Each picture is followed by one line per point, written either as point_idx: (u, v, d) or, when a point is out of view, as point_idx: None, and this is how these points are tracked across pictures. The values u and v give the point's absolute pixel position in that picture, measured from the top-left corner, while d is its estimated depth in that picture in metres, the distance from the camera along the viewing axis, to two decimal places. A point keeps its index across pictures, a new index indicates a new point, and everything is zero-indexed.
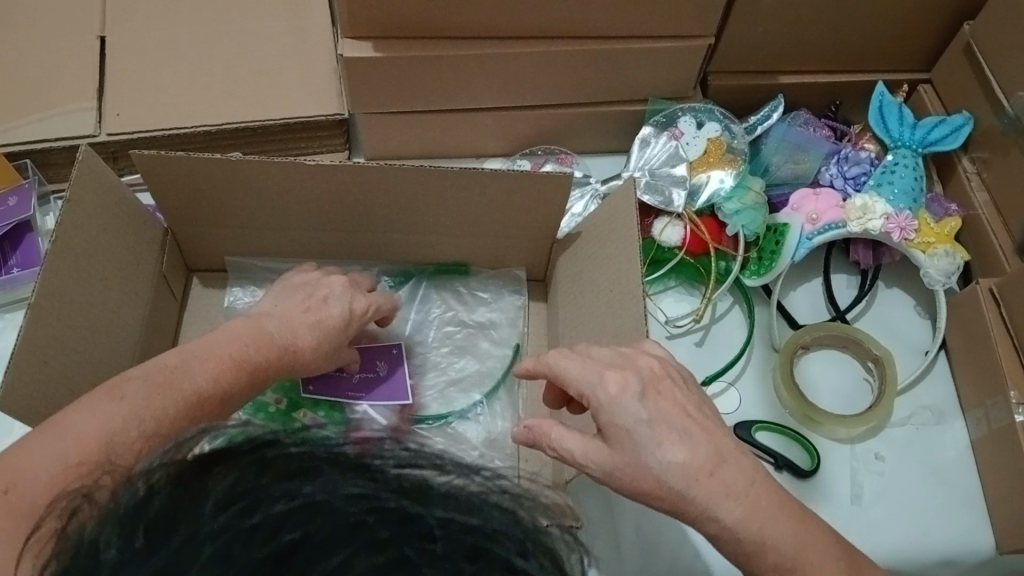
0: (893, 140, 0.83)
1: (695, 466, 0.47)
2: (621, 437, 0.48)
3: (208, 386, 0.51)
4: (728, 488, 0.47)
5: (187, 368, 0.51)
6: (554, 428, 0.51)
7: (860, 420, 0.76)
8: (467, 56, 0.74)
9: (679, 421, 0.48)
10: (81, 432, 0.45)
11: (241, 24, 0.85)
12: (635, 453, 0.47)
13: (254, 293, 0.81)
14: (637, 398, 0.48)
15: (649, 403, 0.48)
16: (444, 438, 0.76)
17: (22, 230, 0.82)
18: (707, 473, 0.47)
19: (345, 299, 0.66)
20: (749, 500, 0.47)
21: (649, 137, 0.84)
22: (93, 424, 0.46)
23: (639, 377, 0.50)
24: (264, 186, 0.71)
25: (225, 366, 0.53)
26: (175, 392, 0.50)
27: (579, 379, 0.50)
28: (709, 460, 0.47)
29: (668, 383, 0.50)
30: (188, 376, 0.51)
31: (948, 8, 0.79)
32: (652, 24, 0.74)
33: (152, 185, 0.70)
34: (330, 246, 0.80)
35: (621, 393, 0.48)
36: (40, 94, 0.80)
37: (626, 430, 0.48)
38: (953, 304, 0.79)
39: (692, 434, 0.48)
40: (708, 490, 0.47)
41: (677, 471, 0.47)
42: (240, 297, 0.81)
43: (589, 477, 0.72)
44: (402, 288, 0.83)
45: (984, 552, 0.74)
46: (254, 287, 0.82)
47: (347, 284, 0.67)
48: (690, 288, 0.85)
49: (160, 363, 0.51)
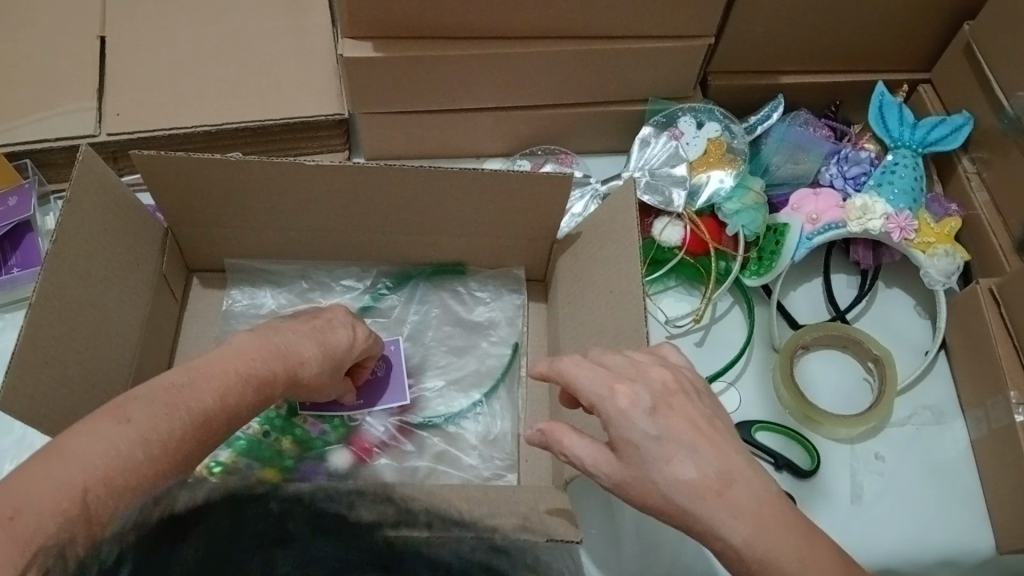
0: (892, 140, 0.83)
1: (701, 484, 0.46)
2: (630, 452, 0.48)
3: (215, 404, 0.49)
4: (737, 506, 0.46)
5: (195, 387, 0.49)
6: (566, 435, 0.52)
7: (860, 420, 0.76)
8: (467, 56, 0.74)
9: (688, 438, 0.47)
10: (83, 451, 0.43)
11: (240, 24, 0.85)
12: (642, 469, 0.48)
13: (254, 296, 0.82)
14: (646, 414, 0.48)
15: (659, 419, 0.48)
16: (444, 443, 0.77)
17: (23, 231, 0.82)
18: (714, 492, 0.46)
19: (347, 324, 0.65)
20: (759, 519, 0.45)
21: (649, 137, 0.84)
22: (92, 443, 0.43)
23: (650, 391, 0.50)
24: (263, 186, 0.71)
25: (231, 382, 0.50)
26: (182, 411, 0.47)
27: (590, 390, 0.51)
28: (717, 477, 0.46)
29: (680, 398, 0.50)
30: (196, 395, 0.48)
31: (949, 7, 0.79)
32: (653, 23, 0.74)
33: (152, 185, 0.70)
34: (331, 247, 0.80)
35: (631, 409, 0.49)
36: (41, 94, 0.80)
37: (634, 446, 0.48)
38: (953, 304, 0.79)
39: (701, 451, 0.47)
40: (713, 509, 0.46)
41: (683, 488, 0.46)
42: (238, 301, 0.82)
43: (589, 480, 0.71)
44: (403, 288, 0.83)
45: (984, 552, 0.74)
46: (253, 290, 0.82)
47: (348, 310, 0.67)
48: (690, 288, 0.85)
49: (166, 381, 0.48)
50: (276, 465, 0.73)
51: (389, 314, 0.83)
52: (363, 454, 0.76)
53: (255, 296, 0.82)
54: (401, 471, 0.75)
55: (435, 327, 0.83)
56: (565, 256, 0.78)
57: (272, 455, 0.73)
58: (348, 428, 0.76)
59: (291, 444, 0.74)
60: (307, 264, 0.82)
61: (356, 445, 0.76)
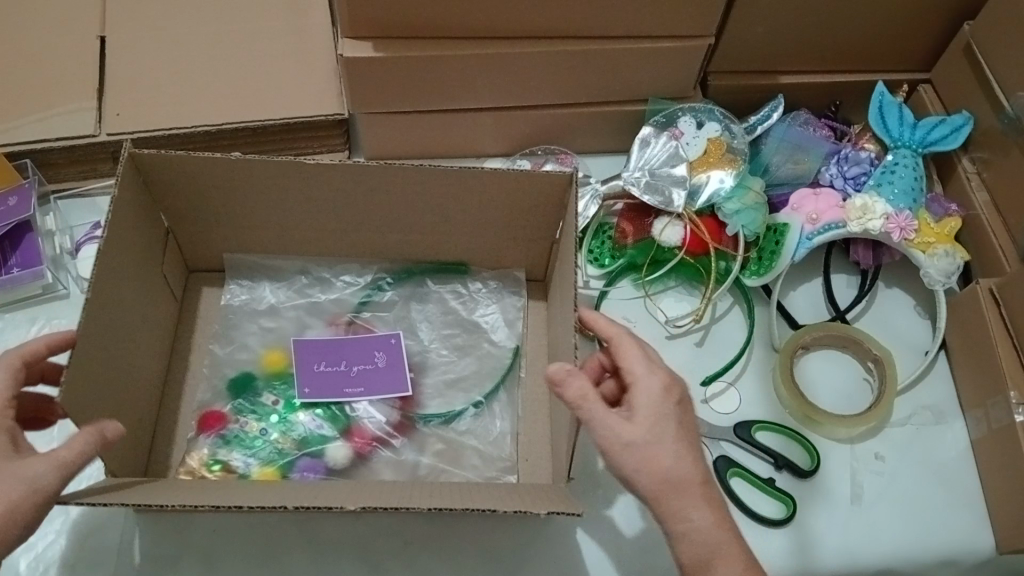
0: (893, 140, 0.83)
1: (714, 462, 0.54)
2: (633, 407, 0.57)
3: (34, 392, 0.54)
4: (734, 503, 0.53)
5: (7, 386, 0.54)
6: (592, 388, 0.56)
7: (860, 420, 0.76)
8: (467, 56, 0.74)
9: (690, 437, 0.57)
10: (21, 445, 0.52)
11: (240, 24, 0.85)
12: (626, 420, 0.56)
13: (253, 290, 0.82)
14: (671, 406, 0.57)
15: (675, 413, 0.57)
16: (444, 445, 0.76)
17: (23, 230, 0.81)
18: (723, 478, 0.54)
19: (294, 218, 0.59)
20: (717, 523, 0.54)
21: (649, 137, 0.83)
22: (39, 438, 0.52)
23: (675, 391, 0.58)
24: (266, 186, 0.71)
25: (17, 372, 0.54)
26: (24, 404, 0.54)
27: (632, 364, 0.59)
28: None
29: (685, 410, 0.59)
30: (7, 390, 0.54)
31: (948, 7, 0.79)
32: (653, 23, 0.74)
33: (151, 185, 0.70)
34: (331, 245, 0.81)
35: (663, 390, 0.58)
36: (41, 94, 0.80)
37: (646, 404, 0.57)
38: (953, 304, 0.79)
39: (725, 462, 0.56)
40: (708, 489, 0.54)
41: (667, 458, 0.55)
42: (237, 295, 0.82)
43: (587, 476, 0.73)
44: (404, 285, 0.83)
45: (984, 552, 0.74)
46: (251, 284, 0.82)
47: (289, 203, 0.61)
48: (690, 289, 0.85)
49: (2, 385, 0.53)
50: (275, 465, 0.73)
51: (388, 312, 0.83)
52: (363, 447, 0.75)
53: (253, 292, 0.82)
54: (399, 470, 0.75)
55: (436, 325, 0.83)
56: (558, 257, 0.77)
57: (271, 454, 0.74)
58: (347, 422, 0.76)
59: (291, 441, 0.75)
60: (309, 261, 0.82)
61: (354, 438, 0.75)
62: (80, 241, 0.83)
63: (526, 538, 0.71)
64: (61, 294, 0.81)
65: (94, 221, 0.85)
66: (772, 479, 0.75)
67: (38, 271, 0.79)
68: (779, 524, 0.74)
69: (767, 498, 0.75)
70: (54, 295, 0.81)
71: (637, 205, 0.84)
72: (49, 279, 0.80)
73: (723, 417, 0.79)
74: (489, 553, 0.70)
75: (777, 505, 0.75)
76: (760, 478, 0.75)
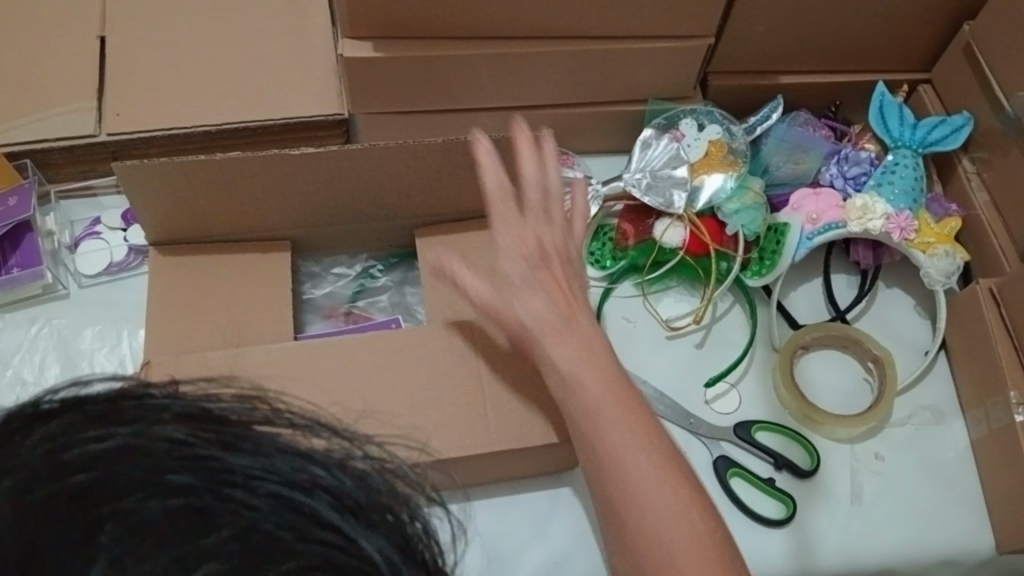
0: (893, 140, 0.83)
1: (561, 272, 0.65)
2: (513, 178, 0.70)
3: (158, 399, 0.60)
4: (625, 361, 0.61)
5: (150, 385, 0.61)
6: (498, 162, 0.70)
7: (860, 419, 0.76)
8: (467, 55, 0.74)
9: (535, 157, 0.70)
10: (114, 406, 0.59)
11: (240, 24, 0.84)
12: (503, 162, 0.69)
13: (322, 270, 0.82)
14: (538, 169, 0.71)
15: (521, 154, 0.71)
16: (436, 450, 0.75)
17: (22, 230, 0.81)
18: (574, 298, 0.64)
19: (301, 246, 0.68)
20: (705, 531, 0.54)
21: (649, 139, 0.83)
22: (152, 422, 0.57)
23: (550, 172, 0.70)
24: (264, 195, 0.70)
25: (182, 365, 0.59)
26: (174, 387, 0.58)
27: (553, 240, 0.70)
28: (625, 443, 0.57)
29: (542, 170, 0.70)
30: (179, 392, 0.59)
31: (949, 9, 0.79)
32: (652, 23, 0.74)
33: (132, 195, 0.67)
34: (320, 244, 0.80)
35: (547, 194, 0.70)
36: (40, 94, 0.80)
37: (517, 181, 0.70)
38: (953, 304, 0.79)
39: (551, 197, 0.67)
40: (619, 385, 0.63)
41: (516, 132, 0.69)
42: (313, 273, 0.82)
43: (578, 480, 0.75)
44: (394, 270, 0.83)
45: (984, 552, 0.74)
46: (311, 267, 0.82)
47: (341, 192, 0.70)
48: (691, 288, 0.85)
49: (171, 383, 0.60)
50: None
51: (385, 297, 0.84)
52: None
53: (317, 274, 0.82)
54: None
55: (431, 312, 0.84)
56: None
57: None
58: None
59: None
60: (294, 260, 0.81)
61: None
62: (80, 236, 0.84)
63: (538, 516, 0.74)
64: (60, 294, 0.81)
65: (94, 217, 0.85)
66: (772, 480, 0.75)
67: (38, 271, 0.79)
68: (779, 524, 0.74)
69: (768, 499, 0.75)
70: (54, 295, 0.81)
71: (638, 206, 0.83)
72: (48, 278, 0.80)
73: (723, 417, 0.79)
74: (498, 534, 0.73)
75: (777, 505, 0.75)
76: (760, 479, 0.75)
